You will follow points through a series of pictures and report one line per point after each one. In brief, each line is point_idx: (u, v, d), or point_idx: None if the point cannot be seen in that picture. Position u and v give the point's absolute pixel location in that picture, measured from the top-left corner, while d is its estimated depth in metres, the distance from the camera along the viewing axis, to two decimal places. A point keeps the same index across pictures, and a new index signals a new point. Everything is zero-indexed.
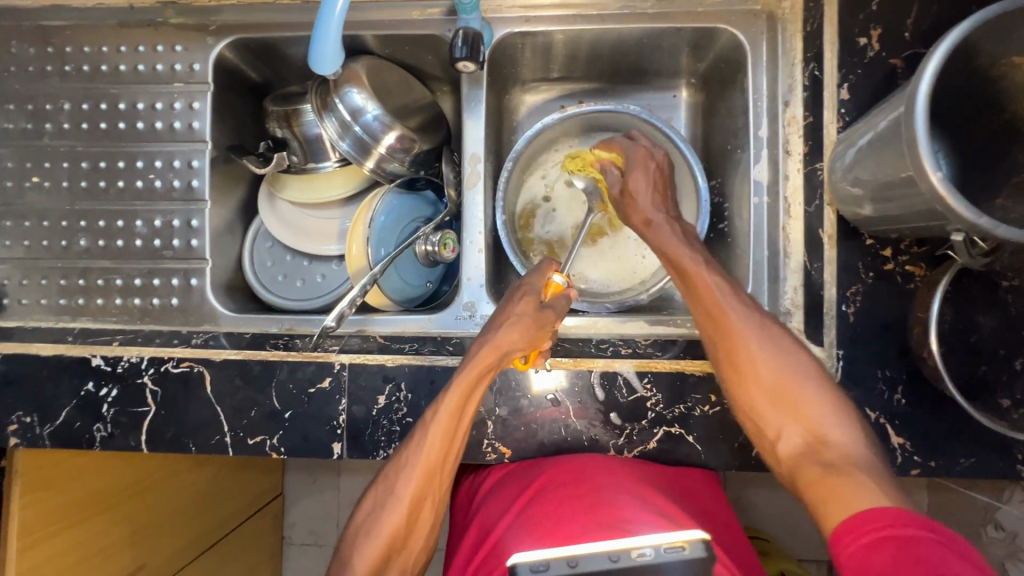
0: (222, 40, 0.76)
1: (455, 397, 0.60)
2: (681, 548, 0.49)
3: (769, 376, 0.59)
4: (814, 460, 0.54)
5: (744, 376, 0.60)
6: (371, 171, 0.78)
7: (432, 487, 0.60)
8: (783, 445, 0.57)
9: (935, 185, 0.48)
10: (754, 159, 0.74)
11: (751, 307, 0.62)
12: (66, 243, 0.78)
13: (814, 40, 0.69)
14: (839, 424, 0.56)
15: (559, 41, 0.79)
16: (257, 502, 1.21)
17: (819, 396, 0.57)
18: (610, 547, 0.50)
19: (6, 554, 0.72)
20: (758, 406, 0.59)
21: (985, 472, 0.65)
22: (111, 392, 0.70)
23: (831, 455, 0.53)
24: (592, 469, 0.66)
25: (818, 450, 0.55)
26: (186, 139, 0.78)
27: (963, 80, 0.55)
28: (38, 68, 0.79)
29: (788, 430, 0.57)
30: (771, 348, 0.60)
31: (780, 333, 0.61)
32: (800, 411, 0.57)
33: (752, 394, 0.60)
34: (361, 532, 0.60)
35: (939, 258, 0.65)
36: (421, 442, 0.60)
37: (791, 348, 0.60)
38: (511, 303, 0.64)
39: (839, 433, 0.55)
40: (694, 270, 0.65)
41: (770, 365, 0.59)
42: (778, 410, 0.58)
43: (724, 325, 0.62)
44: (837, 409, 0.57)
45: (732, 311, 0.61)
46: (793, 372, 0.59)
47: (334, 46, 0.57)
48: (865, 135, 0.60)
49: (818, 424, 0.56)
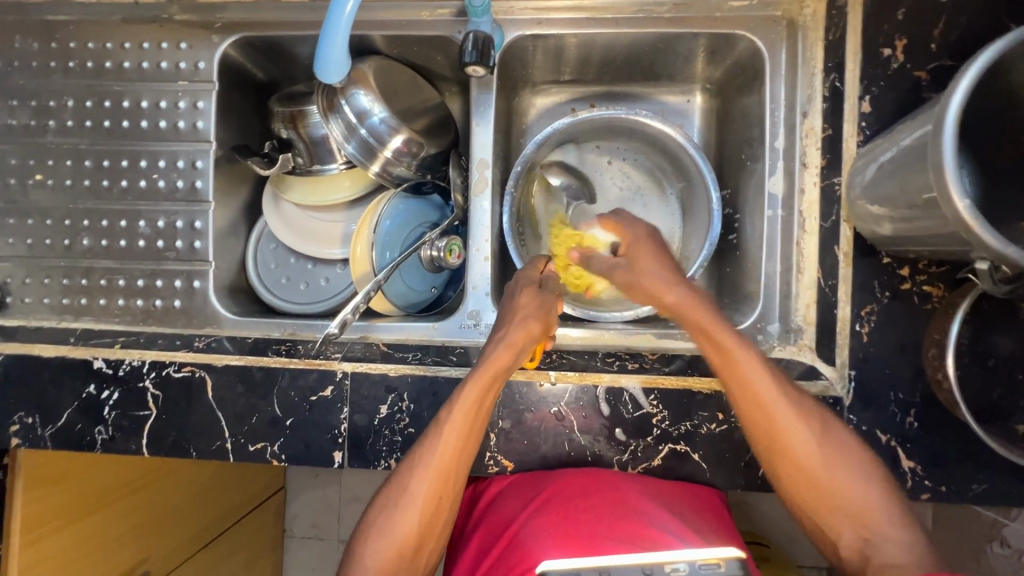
0: (228, 38, 0.75)
1: (473, 390, 0.59)
2: (716, 565, 0.53)
3: (824, 474, 0.56)
4: (879, 561, 0.53)
5: (803, 478, 0.57)
6: (377, 174, 0.76)
7: (448, 487, 0.60)
8: (845, 546, 0.55)
9: (961, 212, 0.46)
10: (768, 171, 0.73)
11: (800, 399, 0.58)
12: (69, 242, 0.77)
13: (835, 50, 0.67)
14: (897, 519, 0.54)
15: (572, 44, 0.76)
16: (260, 495, 1.21)
17: (874, 497, 0.55)
18: (643, 561, 0.54)
19: (8, 547, 0.72)
20: (814, 502, 0.57)
21: (997, 498, 0.63)
22: (112, 394, 0.69)
23: (898, 553, 0.52)
24: (615, 484, 0.65)
25: (881, 546, 0.53)
26: (190, 139, 0.77)
27: (991, 98, 0.53)
28: (41, 64, 0.77)
29: (850, 531, 0.55)
30: (827, 449, 0.57)
31: (827, 421, 0.58)
32: (866, 518, 0.55)
33: (806, 493, 0.57)
34: (372, 530, 0.59)
35: (958, 279, 0.63)
36: (435, 443, 0.59)
37: (839, 436, 0.57)
38: (512, 298, 0.65)
39: (897, 527, 0.54)
40: (739, 360, 0.57)
41: (823, 466, 0.56)
42: (841, 514, 0.55)
43: (775, 426, 0.57)
44: (898, 508, 0.55)
45: (777, 401, 0.57)
46: (848, 470, 0.56)
47: (340, 53, 0.55)
48: (888, 153, 0.58)
49: (878, 522, 0.54)
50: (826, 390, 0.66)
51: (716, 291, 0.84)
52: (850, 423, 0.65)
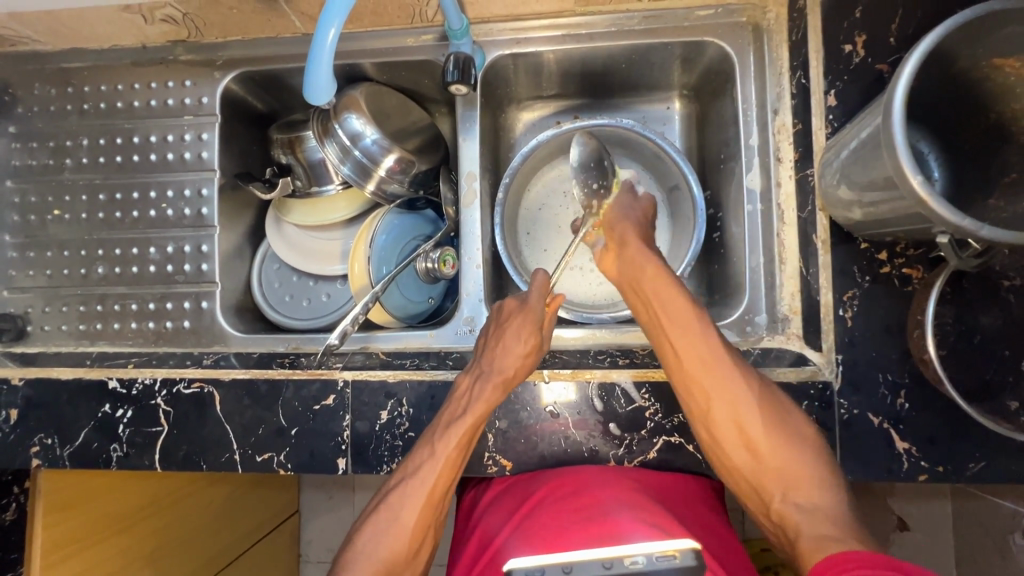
0: (229, 74, 0.80)
1: (461, 433, 0.62)
2: (672, 556, 0.51)
3: (763, 442, 0.59)
4: (807, 525, 0.53)
5: (739, 452, 0.60)
6: (372, 193, 0.80)
7: (433, 516, 0.61)
8: (779, 508, 0.57)
9: (917, 188, 0.48)
10: (745, 168, 0.76)
11: (752, 376, 0.61)
12: (85, 272, 0.82)
13: (799, 49, 0.70)
14: (823, 482, 0.56)
15: (551, 60, 0.81)
16: (275, 518, 1.22)
17: (807, 467, 0.57)
18: (604, 555, 0.52)
19: (30, 572, 0.75)
20: (749, 472, 0.60)
21: (996, 476, 0.63)
22: (126, 413, 0.72)
23: (819, 513, 0.54)
24: (589, 480, 0.68)
25: (804, 509, 0.55)
26: (196, 168, 0.81)
27: (945, 81, 0.55)
28: (58, 107, 0.83)
29: (778, 496, 0.58)
30: (761, 419, 0.60)
31: (761, 394, 0.61)
32: (791, 477, 0.57)
33: (742, 463, 0.60)
34: (359, 555, 0.59)
35: (934, 259, 0.65)
36: (428, 475, 0.61)
37: (782, 419, 0.60)
38: (510, 336, 0.65)
39: (822, 490, 0.56)
40: (681, 337, 0.63)
41: (757, 433, 0.59)
42: (771, 479, 0.58)
43: (722, 400, 0.60)
44: (826, 476, 0.57)
45: (714, 371, 0.61)
46: (784, 448, 0.58)
47: (326, 78, 0.57)
48: (852, 142, 0.60)
49: (807, 487, 0.56)
50: (815, 375, 0.67)
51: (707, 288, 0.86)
52: (841, 407, 0.66)
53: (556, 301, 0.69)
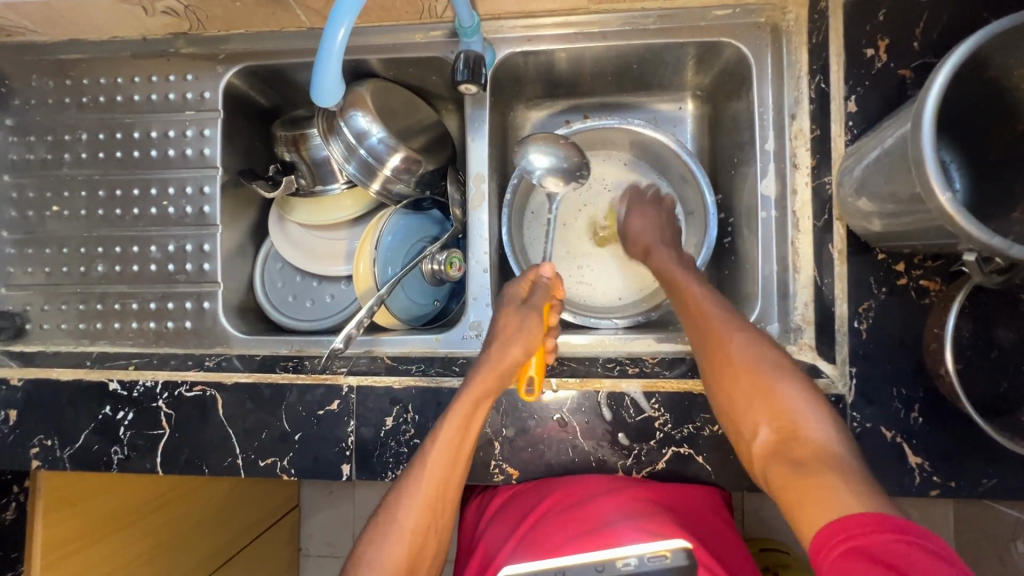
0: (231, 68, 0.78)
1: (456, 421, 0.61)
2: (664, 556, 0.53)
3: (761, 387, 0.59)
4: (797, 468, 0.52)
5: (736, 397, 0.60)
6: (378, 192, 0.79)
7: (434, 519, 0.60)
8: (765, 454, 0.56)
9: (945, 205, 0.47)
10: (760, 173, 0.74)
11: (758, 335, 0.62)
12: (84, 269, 0.80)
13: (819, 53, 0.68)
14: (815, 423, 0.55)
15: (562, 59, 0.78)
16: (274, 513, 1.22)
17: (802, 408, 0.57)
18: (598, 558, 0.54)
19: (31, 569, 0.75)
20: (745, 416, 0.59)
21: (1008, 493, 0.63)
22: (126, 415, 0.71)
23: (808, 452, 0.53)
24: (593, 490, 0.67)
25: (792, 449, 0.55)
26: (197, 165, 0.80)
27: (973, 91, 0.53)
28: (56, 100, 0.81)
29: (766, 433, 0.57)
30: (766, 363, 0.60)
31: (765, 345, 0.62)
32: (784, 415, 0.57)
33: (741, 409, 0.59)
34: (362, 562, 0.58)
35: (954, 272, 0.64)
36: (422, 466, 0.60)
37: (783, 369, 0.60)
38: (504, 311, 0.67)
39: (814, 430, 0.55)
40: (695, 302, 0.66)
41: (750, 373, 0.59)
42: (767, 419, 0.57)
43: (729, 348, 0.61)
44: (818, 412, 0.56)
45: (722, 325, 0.63)
46: (779, 388, 0.58)
47: (333, 79, 0.55)
48: (874, 151, 0.58)
49: (795, 422, 0.56)
50: (828, 388, 0.66)
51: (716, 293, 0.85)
52: (853, 421, 0.65)
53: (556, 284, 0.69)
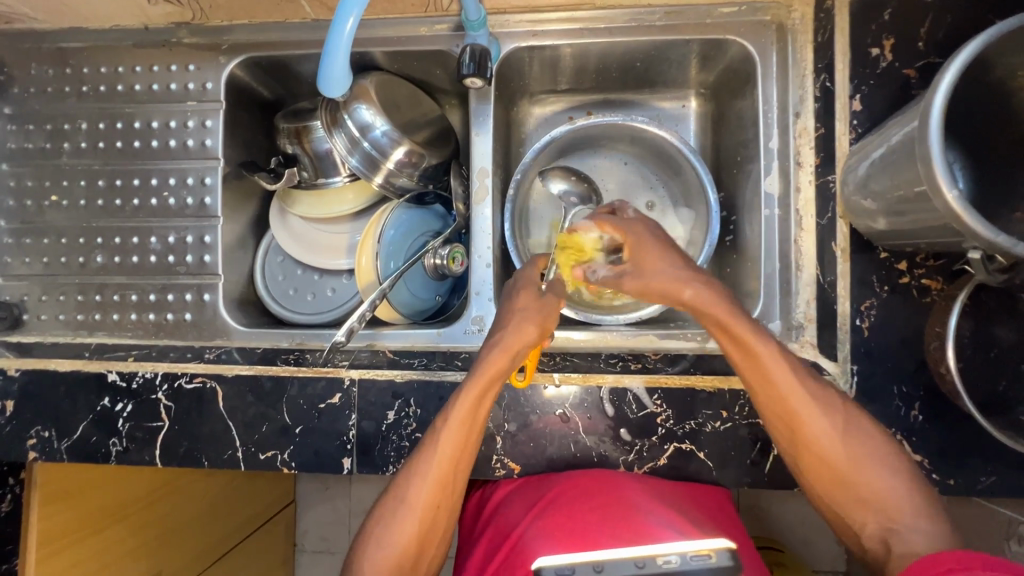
0: (234, 59, 0.77)
1: (468, 400, 0.58)
2: (707, 556, 0.52)
3: (845, 464, 0.55)
4: (892, 550, 0.52)
5: (826, 472, 0.56)
6: (381, 186, 0.78)
7: (445, 498, 0.59)
8: (863, 532, 0.54)
9: (951, 202, 0.47)
10: (764, 171, 0.74)
11: (822, 390, 0.57)
12: (83, 260, 0.80)
13: (824, 51, 0.68)
14: (921, 513, 0.52)
15: (567, 55, 0.78)
16: (271, 507, 1.21)
17: (901, 488, 0.54)
18: (636, 554, 0.53)
19: (25, 563, 0.74)
20: (834, 492, 0.56)
21: (1006, 490, 0.63)
22: (125, 407, 0.71)
23: (915, 544, 0.51)
24: (603, 481, 0.66)
25: (899, 539, 0.52)
26: (199, 157, 0.79)
27: (978, 91, 0.54)
28: (56, 89, 0.80)
29: (870, 521, 0.54)
30: (863, 443, 0.55)
31: (854, 413, 0.57)
32: (881, 505, 0.54)
33: (828, 484, 0.56)
34: (371, 539, 0.59)
35: (955, 271, 0.64)
36: (433, 451, 0.59)
37: (864, 429, 0.56)
38: (512, 301, 0.64)
39: (921, 523, 0.52)
40: (767, 355, 0.54)
41: (840, 448, 0.55)
42: (853, 501, 0.55)
43: (799, 415, 0.56)
44: (921, 504, 0.53)
45: (803, 394, 0.56)
46: (875, 472, 0.54)
47: (342, 69, 0.55)
48: (879, 149, 0.58)
49: (900, 514, 0.53)
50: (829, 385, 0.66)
51: None
52: None
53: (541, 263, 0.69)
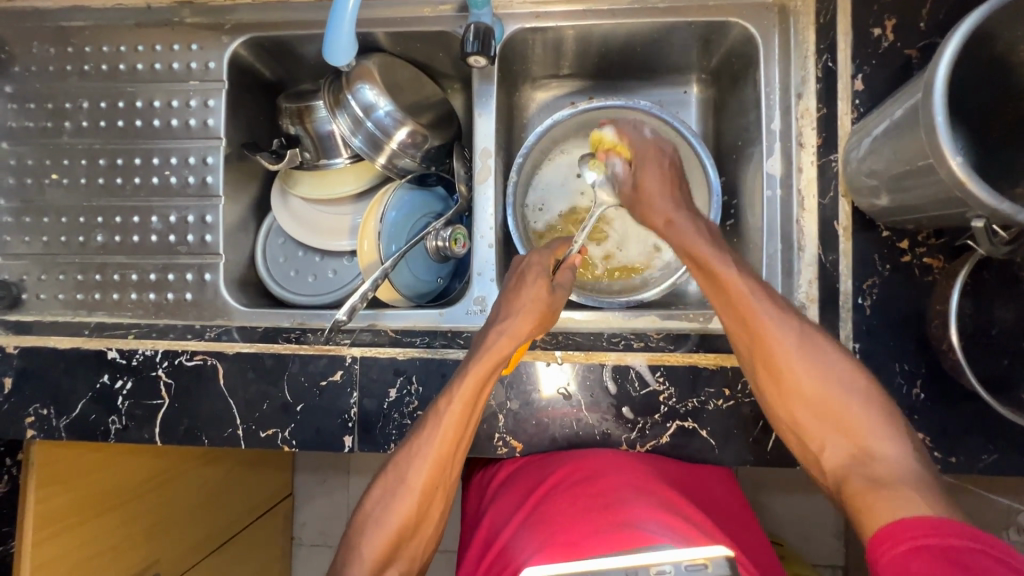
0: (237, 38, 0.77)
1: (468, 386, 0.59)
2: (704, 565, 0.46)
3: (812, 389, 0.58)
4: (861, 474, 0.53)
5: (789, 395, 0.59)
6: (383, 167, 0.78)
7: (443, 478, 0.60)
8: (828, 460, 0.57)
9: (955, 169, 0.47)
10: (767, 152, 0.74)
11: (793, 319, 0.59)
12: (83, 239, 0.79)
13: (826, 32, 0.69)
14: (885, 436, 0.54)
15: (570, 37, 0.79)
16: (268, 501, 1.20)
17: (867, 415, 0.56)
18: (626, 563, 0.47)
19: (21, 545, 0.73)
20: (801, 418, 0.59)
21: (1008, 469, 0.63)
22: (125, 384, 0.71)
23: (880, 469, 0.52)
24: (605, 464, 0.65)
25: (865, 463, 0.54)
26: (201, 136, 0.79)
27: (980, 67, 0.54)
28: (58, 68, 0.80)
29: (834, 444, 0.57)
30: (824, 365, 0.58)
31: (819, 339, 0.60)
32: (846, 427, 0.56)
33: (796, 408, 0.59)
34: (370, 519, 0.59)
35: (957, 249, 0.64)
36: (434, 432, 0.59)
37: (836, 358, 0.58)
38: (523, 288, 0.64)
39: (884, 446, 0.54)
40: (730, 280, 0.61)
41: (807, 373, 0.58)
42: (822, 424, 0.58)
43: (765, 340, 0.59)
44: (887, 426, 0.55)
45: (770, 321, 0.59)
46: (840, 395, 0.57)
47: (347, 36, 0.55)
48: (880, 125, 0.59)
49: (864, 437, 0.55)
50: None
51: None
52: None
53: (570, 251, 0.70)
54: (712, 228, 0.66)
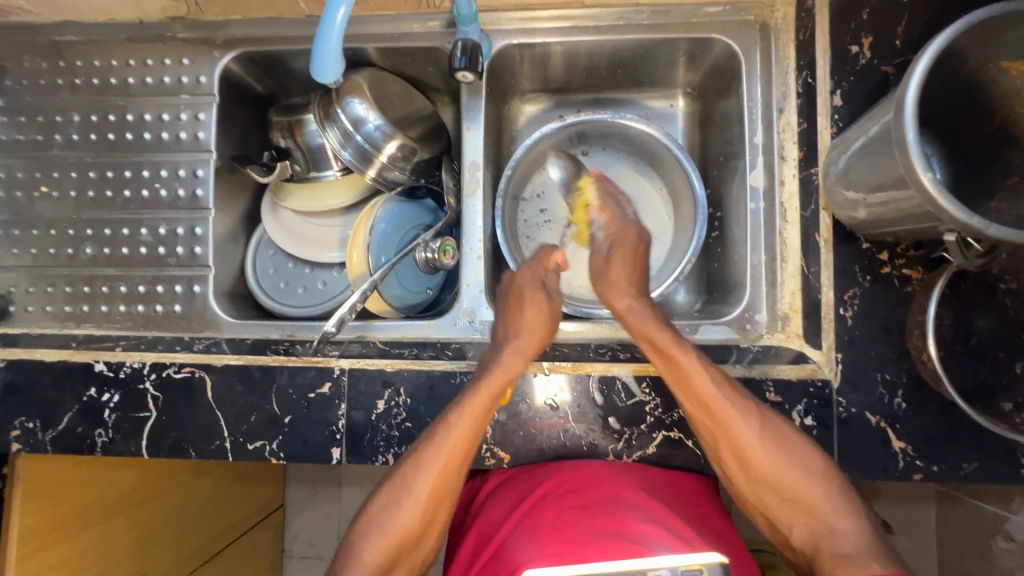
0: (228, 53, 0.78)
1: (480, 400, 0.60)
2: (698, 571, 0.48)
3: (776, 474, 0.61)
4: (826, 550, 0.58)
5: (757, 478, 0.62)
6: (373, 180, 0.79)
7: (448, 489, 0.61)
8: (795, 536, 0.61)
9: (926, 185, 0.48)
10: (749, 166, 0.76)
11: (753, 410, 0.61)
12: (73, 252, 0.79)
13: (806, 49, 0.71)
14: (846, 515, 0.59)
15: (557, 52, 0.80)
16: (256, 515, 1.19)
17: (828, 495, 0.59)
18: (627, 565, 0.48)
19: (5, 560, 0.72)
20: (768, 500, 0.62)
21: (989, 477, 0.64)
22: (112, 397, 0.70)
23: (845, 546, 0.57)
24: (595, 475, 0.65)
25: (828, 540, 0.58)
26: (192, 149, 0.79)
27: (950, 85, 0.56)
28: (49, 81, 0.81)
29: (800, 524, 0.61)
30: (782, 450, 0.61)
31: (778, 423, 0.62)
32: (811, 507, 0.60)
33: (762, 489, 0.62)
34: (370, 525, 0.59)
35: (935, 260, 0.66)
36: (442, 445, 0.59)
37: (792, 437, 0.61)
38: (523, 304, 0.67)
39: (845, 523, 0.59)
40: (692, 371, 0.61)
41: (768, 458, 0.61)
42: (788, 505, 0.61)
43: (730, 434, 0.61)
44: (845, 503, 0.59)
45: (733, 411, 0.61)
46: (800, 477, 0.60)
47: (335, 55, 0.56)
48: (857, 141, 0.60)
49: (826, 514, 0.59)
50: (815, 373, 0.67)
51: (706, 286, 0.86)
52: (840, 406, 0.66)
53: (555, 256, 0.72)
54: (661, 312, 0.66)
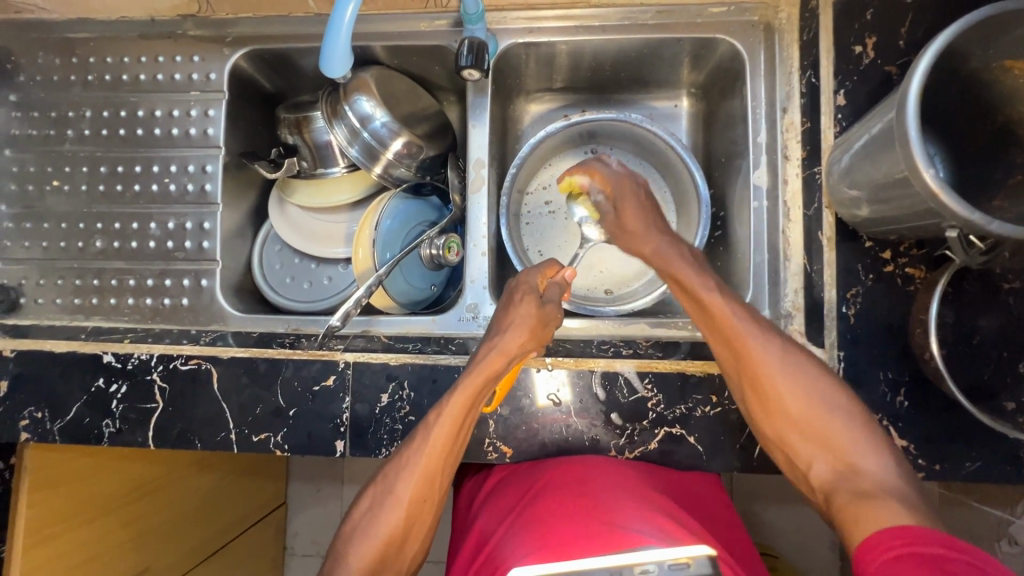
0: (238, 50, 0.79)
1: (458, 404, 0.60)
2: (685, 564, 0.46)
3: (796, 406, 0.59)
4: (846, 488, 0.54)
5: (774, 411, 0.60)
6: (379, 176, 0.80)
7: (431, 491, 0.60)
8: (815, 474, 0.57)
9: (929, 181, 0.49)
10: (753, 164, 0.76)
11: (774, 337, 0.61)
12: (82, 245, 0.80)
13: (809, 49, 0.71)
14: (872, 455, 0.55)
15: (563, 52, 0.81)
16: (260, 510, 1.19)
17: (852, 433, 0.57)
18: (612, 562, 0.47)
19: (11, 549, 0.72)
20: (789, 437, 0.59)
21: (991, 476, 0.64)
22: (120, 388, 0.71)
23: (865, 483, 0.53)
24: (593, 469, 0.66)
25: (851, 478, 0.55)
26: (201, 144, 0.80)
27: (953, 83, 0.56)
28: (62, 77, 0.82)
29: (821, 461, 0.57)
30: (802, 380, 0.59)
31: (802, 357, 0.61)
32: (832, 442, 0.57)
33: (780, 424, 0.60)
34: (358, 529, 0.60)
35: (937, 258, 0.66)
36: (422, 446, 0.60)
37: (813, 373, 0.60)
38: (514, 305, 0.64)
39: (871, 463, 0.55)
40: (712, 302, 0.61)
41: (789, 385, 0.59)
42: (809, 441, 0.58)
43: (747, 357, 0.60)
44: (871, 441, 0.56)
45: (751, 337, 0.60)
46: (821, 410, 0.58)
47: (343, 50, 0.57)
48: (860, 139, 0.60)
49: (850, 452, 0.56)
50: None
51: None
52: None
53: (557, 272, 0.67)
54: (696, 254, 0.66)
